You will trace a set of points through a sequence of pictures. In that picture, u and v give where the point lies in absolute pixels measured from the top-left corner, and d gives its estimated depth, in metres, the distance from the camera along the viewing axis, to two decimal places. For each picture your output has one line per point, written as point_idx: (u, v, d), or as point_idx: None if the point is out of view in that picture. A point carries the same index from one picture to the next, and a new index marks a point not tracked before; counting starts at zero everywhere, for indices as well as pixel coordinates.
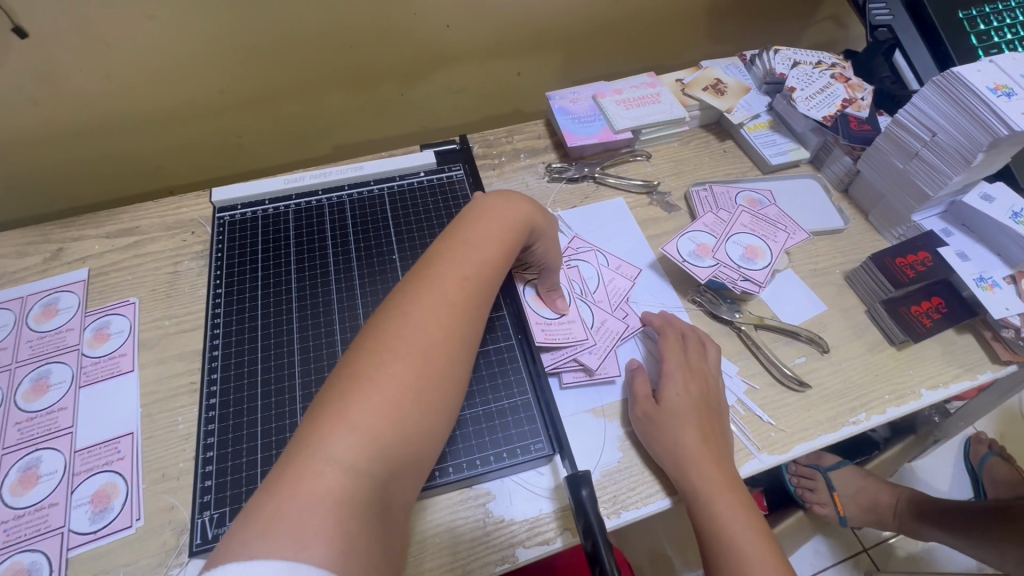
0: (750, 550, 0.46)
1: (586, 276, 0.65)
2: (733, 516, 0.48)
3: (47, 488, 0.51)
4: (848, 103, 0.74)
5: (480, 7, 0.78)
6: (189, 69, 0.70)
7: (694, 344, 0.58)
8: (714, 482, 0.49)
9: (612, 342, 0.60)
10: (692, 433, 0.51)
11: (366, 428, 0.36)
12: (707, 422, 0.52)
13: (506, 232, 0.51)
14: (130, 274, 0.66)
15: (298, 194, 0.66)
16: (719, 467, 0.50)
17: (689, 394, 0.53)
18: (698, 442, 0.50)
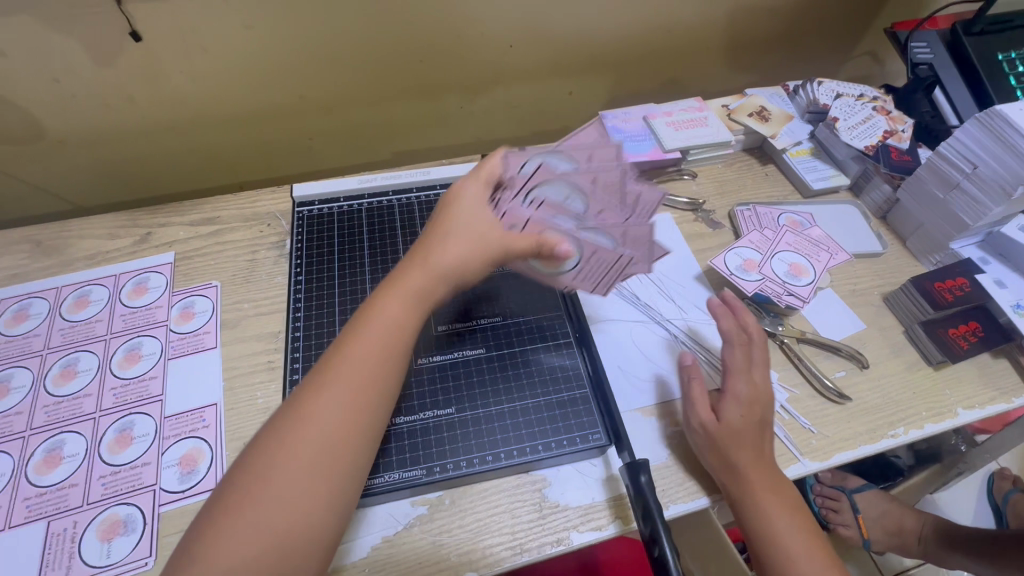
0: (796, 555, 0.50)
1: (564, 193, 0.55)
2: (787, 522, 0.51)
3: (140, 449, 0.55)
4: (890, 134, 0.77)
5: (542, 29, 0.84)
6: (275, 74, 0.77)
7: (742, 352, 0.58)
8: (768, 490, 0.52)
9: (646, 243, 0.56)
10: (750, 450, 0.52)
11: (221, 561, 0.38)
12: (761, 435, 0.54)
13: (390, 309, 0.49)
14: (212, 260, 0.71)
15: (371, 193, 0.71)
16: (774, 477, 0.52)
17: (745, 410, 0.54)
18: (755, 457, 0.52)
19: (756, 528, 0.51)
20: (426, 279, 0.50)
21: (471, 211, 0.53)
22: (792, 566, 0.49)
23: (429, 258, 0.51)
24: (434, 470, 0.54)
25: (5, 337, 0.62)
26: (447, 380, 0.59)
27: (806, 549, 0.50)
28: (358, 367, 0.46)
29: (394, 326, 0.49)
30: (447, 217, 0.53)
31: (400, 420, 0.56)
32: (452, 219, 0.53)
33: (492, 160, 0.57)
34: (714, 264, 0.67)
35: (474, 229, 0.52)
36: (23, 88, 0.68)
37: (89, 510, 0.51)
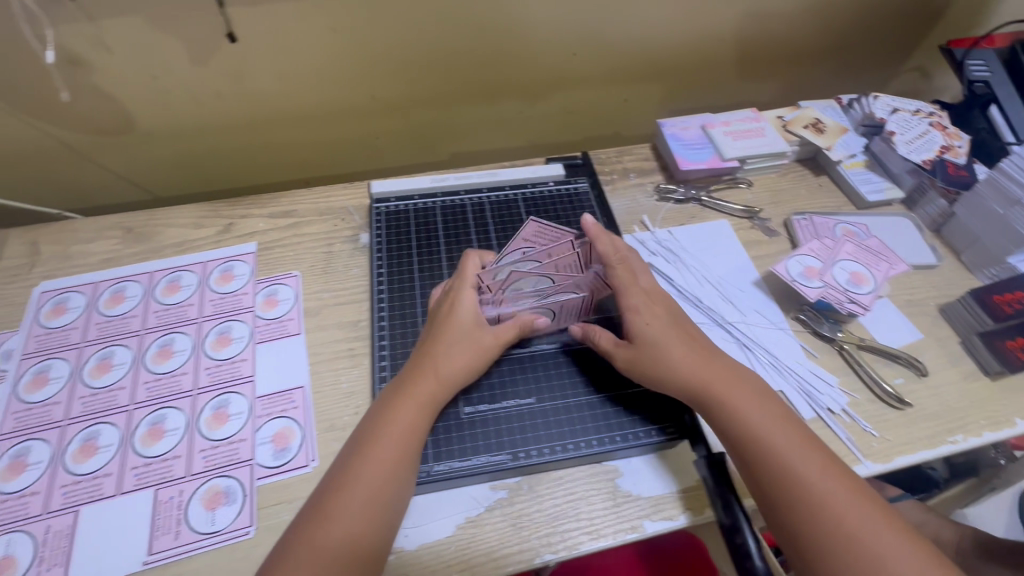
0: (872, 544, 0.46)
1: (531, 282, 0.61)
2: (749, 403, 0.55)
3: (236, 426, 0.59)
4: (946, 150, 0.79)
5: (605, 39, 0.86)
6: (352, 76, 0.80)
7: (624, 269, 0.61)
8: (813, 469, 0.50)
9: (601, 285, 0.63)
10: (677, 350, 0.58)
11: None
12: (684, 337, 0.59)
13: (405, 414, 0.54)
14: (291, 251, 0.74)
15: (444, 192, 0.74)
16: (722, 371, 0.57)
17: (660, 322, 0.60)
18: (685, 353, 0.58)
19: (721, 421, 0.54)
20: (435, 388, 0.56)
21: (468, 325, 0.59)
22: (764, 439, 0.52)
23: (435, 367, 0.56)
24: (519, 455, 0.57)
25: (105, 317, 0.66)
26: (527, 372, 0.62)
27: (775, 425, 0.53)
28: (384, 466, 0.51)
29: (411, 432, 0.53)
30: (443, 329, 0.58)
31: (467, 409, 0.59)
32: (450, 333, 0.58)
33: (466, 267, 0.62)
34: (777, 269, 0.69)
35: (474, 343, 0.58)
36: (124, 84, 0.72)
37: (193, 481, 0.55)
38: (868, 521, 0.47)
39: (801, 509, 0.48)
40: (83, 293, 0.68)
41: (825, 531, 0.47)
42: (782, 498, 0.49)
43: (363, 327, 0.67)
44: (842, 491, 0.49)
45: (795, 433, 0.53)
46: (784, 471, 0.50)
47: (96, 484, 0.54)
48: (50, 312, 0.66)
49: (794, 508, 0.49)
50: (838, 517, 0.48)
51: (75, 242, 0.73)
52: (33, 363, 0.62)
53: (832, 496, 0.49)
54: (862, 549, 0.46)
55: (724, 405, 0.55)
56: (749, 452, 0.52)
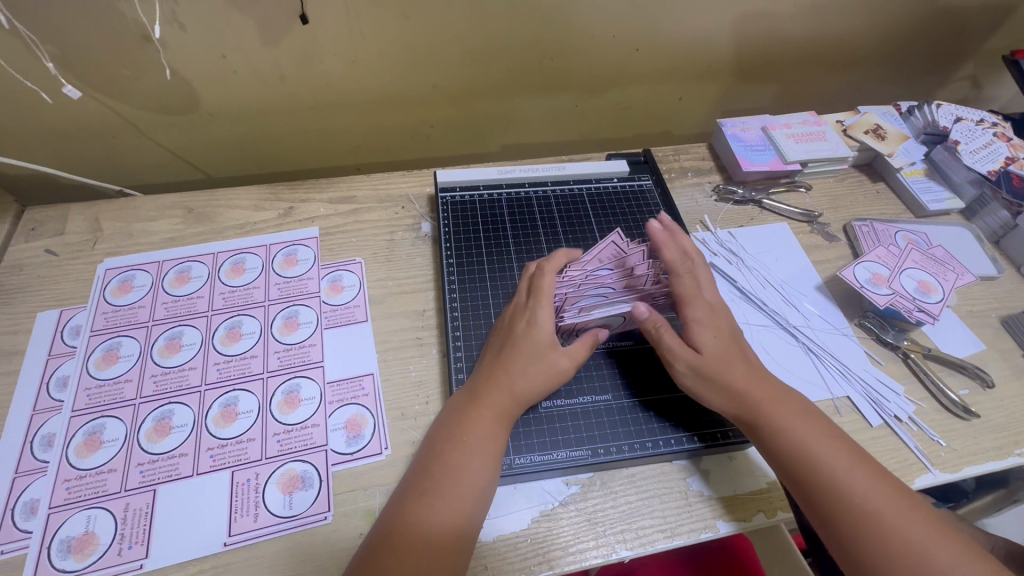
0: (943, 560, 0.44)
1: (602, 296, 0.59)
2: (810, 431, 0.51)
3: (308, 411, 0.58)
4: (1012, 161, 0.78)
5: (669, 36, 0.86)
6: (417, 63, 0.80)
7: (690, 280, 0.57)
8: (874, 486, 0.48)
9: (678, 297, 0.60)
10: (734, 368, 0.55)
11: None
12: (739, 353, 0.57)
13: (480, 431, 0.51)
14: (353, 237, 0.74)
15: (508, 184, 0.74)
16: (777, 396, 0.54)
17: (716, 336, 0.56)
18: (738, 369, 0.55)
19: (778, 449, 0.51)
20: (507, 403, 0.53)
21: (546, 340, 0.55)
22: (826, 471, 0.49)
23: (506, 381, 0.53)
24: (600, 451, 0.57)
25: (171, 297, 0.66)
26: (602, 368, 0.62)
27: (839, 456, 0.50)
28: (465, 484, 0.48)
29: (487, 452, 0.50)
30: (518, 340, 0.55)
31: (544, 404, 0.59)
32: (524, 346, 0.55)
33: (545, 280, 0.57)
34: (845, 274, 0.69)
35: (551, 360, 0.55)
36: (193, 62, 0.72)
37: (268, 464, 0.55)
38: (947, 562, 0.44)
39: (871, 546, 0.45)
40: (148, 272, 0.68)
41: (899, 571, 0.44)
42: (849, 533, 0.46)
43: (430, 316, 0.67)
44: (916, 528, 0.46)
45: (862, 465, 0.49)
46: (849, 505, 0.47)
47: (172, 464, 0.54)
48: (116, 290, 0.66)
49: (862, 544, 0.46)
50: (912, 556, 0.44)
51: (137, 220, 0.73)
52: (101, 340, 0.62)
53: (905, 534, 0.45)
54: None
55: (780, 431, 0.52)
56: (810, 483, 0.49)
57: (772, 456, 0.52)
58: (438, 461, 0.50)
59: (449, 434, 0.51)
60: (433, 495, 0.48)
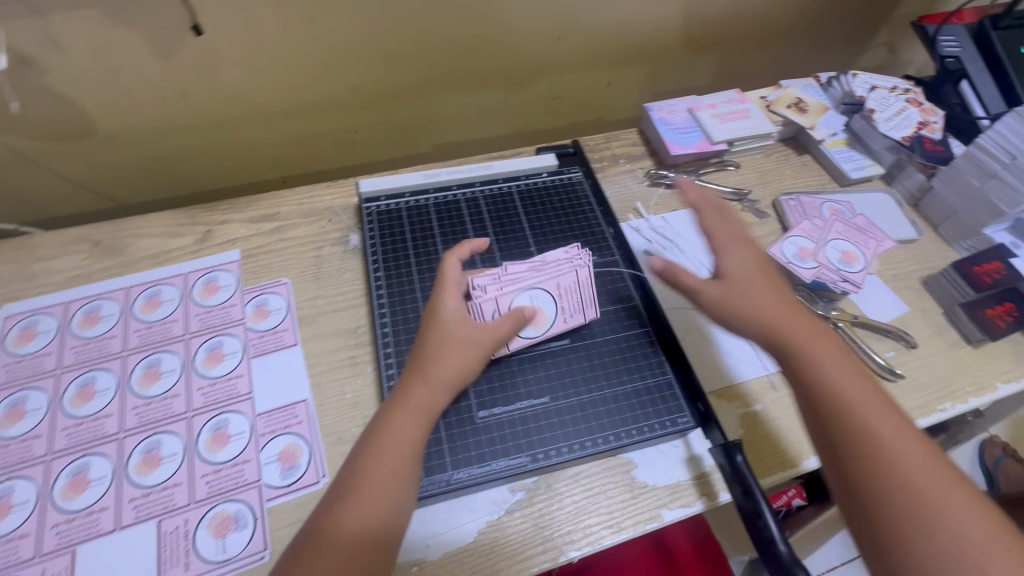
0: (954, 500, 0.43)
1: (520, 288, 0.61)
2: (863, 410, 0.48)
3: (238, 447, 0.56)
4: (923, 126, 0.81)
5: (589, 22, 0.85)
6: (329, 68, 0.76)
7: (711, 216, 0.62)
8: (883, 420, 0.47)
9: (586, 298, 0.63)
10: (758, 289, 0.56)
11: None
12: (771, 282, 0.57)
13: (403, 422, 0.49)
14: (278, 257, 0.71)
15: (435, 189, 0.72)
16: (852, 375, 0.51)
17: (733, 299, 0.56)
18: (776, 303, 0.55)
19: (808, 382, 0.51)
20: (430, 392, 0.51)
21: (464, 342, 0.53)
22: (879, 454, 0.46)
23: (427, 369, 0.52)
24: (539, 456, 0.56)
25: (80, 340, 0.62)
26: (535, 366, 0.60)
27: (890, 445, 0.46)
28: (382, 500, 0.46)
29: (406, 463, 0.48)
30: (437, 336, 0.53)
31: (481, 414, 0.57)
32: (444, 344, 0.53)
33: (448, 270, 0.57)
34: (772, 254, 0.71)
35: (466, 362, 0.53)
36: (80, 84, 0.66)
37: (198, 508, 0.52)
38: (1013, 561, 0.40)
39: (919, 535, 0.42)
40: (53, 315, 0.63)
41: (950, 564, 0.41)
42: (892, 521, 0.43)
43: (363, 333, 0.65)
44: (932, 469, 0.45)
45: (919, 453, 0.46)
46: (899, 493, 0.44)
47: (91, 520, 0.51)
48: (17, 338, 0.61)
49: (914, 534, 0.42)
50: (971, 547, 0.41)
51: (38, 259, 0.68)
52: (5, 394, 0.58)
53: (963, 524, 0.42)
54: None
55: (811, 365, 0.51)
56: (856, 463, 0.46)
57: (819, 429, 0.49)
58: (356, 474, 0.47)
59: (366, 444, 0.49)
60: (348, 511, 0.45)
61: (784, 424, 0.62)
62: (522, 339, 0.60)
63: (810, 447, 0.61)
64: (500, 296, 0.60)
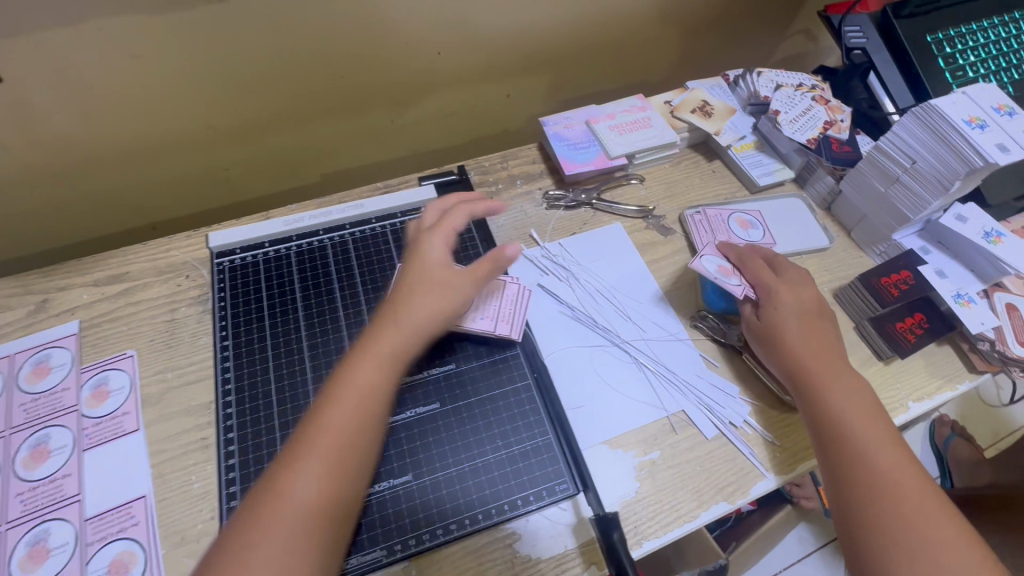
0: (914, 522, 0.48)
1: None
2: (882, 452, 0.52)
3: (59, 562, 0.49)
4: (829, 125, 0.77)
5: (470, 34, 0.77)
6: (175, 104, 0.68)
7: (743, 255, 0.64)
8: (885, 449, 0.52)
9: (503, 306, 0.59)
10: (793, 332, 0.59)
11: None
12: (808, 321, 0.60)
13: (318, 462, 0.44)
14: (124, 325, 0.63)
15: (298, 235, 0.65)
16: (867, 417, 0.53)
17: (795, 344, 0.58)
18: (803, 340, 0.58)
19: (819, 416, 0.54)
20: (354, 427, 0.46)
21: (394, 359, 0.50)
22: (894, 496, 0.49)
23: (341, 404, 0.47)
24: (396, 548, 0.49)
25: None
26: (399, 435, 0.54)
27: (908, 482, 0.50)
28: None
29: (288, 538, 0.41)
30: (368, 337, 0.51)
31: None
32: (363, 363, 0.49)
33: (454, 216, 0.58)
34: (698, 266, 0.62)
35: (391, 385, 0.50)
36: None
37: None
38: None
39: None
40: None
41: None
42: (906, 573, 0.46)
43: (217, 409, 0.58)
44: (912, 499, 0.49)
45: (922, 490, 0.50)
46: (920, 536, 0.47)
47: None
48: None
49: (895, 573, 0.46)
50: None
51: None
52: None
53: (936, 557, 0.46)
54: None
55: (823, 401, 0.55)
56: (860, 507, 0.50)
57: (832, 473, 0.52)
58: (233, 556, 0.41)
59: (248, 515, 0.42)
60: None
61: (683, 471, 0.57)
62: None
63: (709, 497, 0.56)
64: None
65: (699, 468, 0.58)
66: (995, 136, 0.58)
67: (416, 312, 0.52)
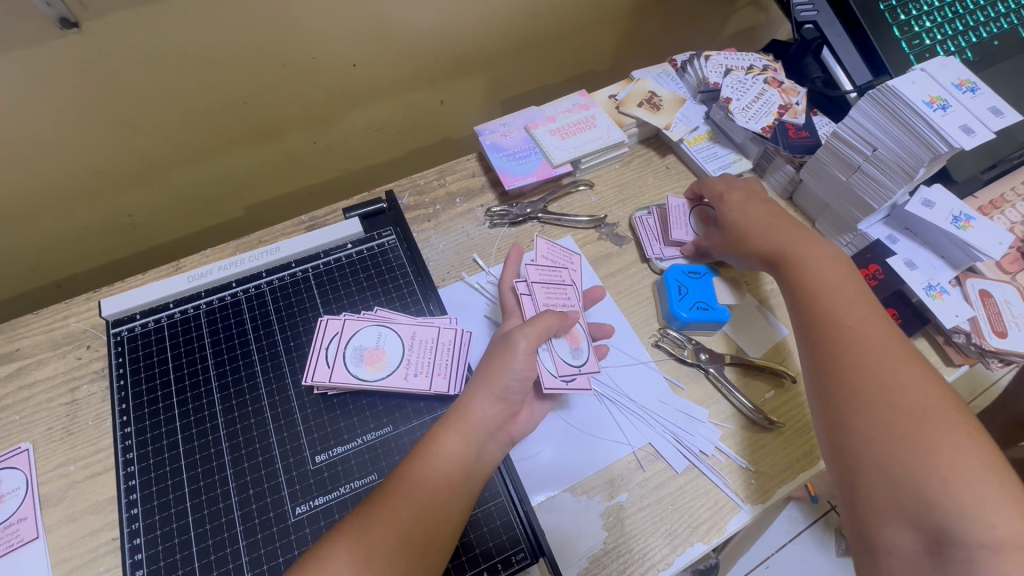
0: (902, 422, 0.44)
1: (371, 337, 0.53)
2: (856, 317, 0.51)
3: None
4: (784, 110, 0.71)
5: (385, 40, 0.70)
6: (48, 149, 0.60)
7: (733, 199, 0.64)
8: (873, 349, 0.48)
9: (442, 355, 0.53)
10: (759, 236, 0.60)
11: None
12: (777, 221, 0.61)
13: (404, 506, 0.43)
14: (17, 413, 0.55)
15: (207, 290, 0.58)
16: (846, 279, 0.54)
17: (757, 224, 0.61)
18: (785, 238, 0.58)
19: (810, 322, 0.53)
20: (445, 491, 0.45)
21: (480, 428, 0.47)
22: (858, 347, 0.49)
23: (428, 473, 0.45)
24: None
25: None
26: (301, 526, 0.46)
27: (877, 338, 0.49)
28: None
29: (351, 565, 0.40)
30: (465, 408, 0.48)
31: None
32: (449, 434, 0.47)
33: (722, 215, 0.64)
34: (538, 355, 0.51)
35: (484, 461, 0.47)
36: None
37: None
38: (937, 431, 0.43)
39: (867, 426, 0.45)
40: None
41: (887, 440, 0.44)
42: (861, 413, 0.46)
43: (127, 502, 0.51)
44: (913, 394, 0.45)
45: (891, 344, 0.48)
46: (880, 379, 0.46)
47: None
48: None
49: (851, 413, 0.46)
50: (906, 421, 0.44)
51: None
52: None
53: (901, 399, 0.45)
54: (912, 463, 0.42)
55: (818, 309, 0.52)
56: (823, 358, 0.50)
57: (801, 333, 0.53)
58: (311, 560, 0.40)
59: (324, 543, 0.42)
60: None
61: (650, 514, 0.53)
62: (348, 369, 0.51)
63: (683, 540, 0.52)
64: (352, 318, 0.55)
65: (668, 508, 0.53)
66: (958, 117, 0.53)
67: (512, 373, 0.49)
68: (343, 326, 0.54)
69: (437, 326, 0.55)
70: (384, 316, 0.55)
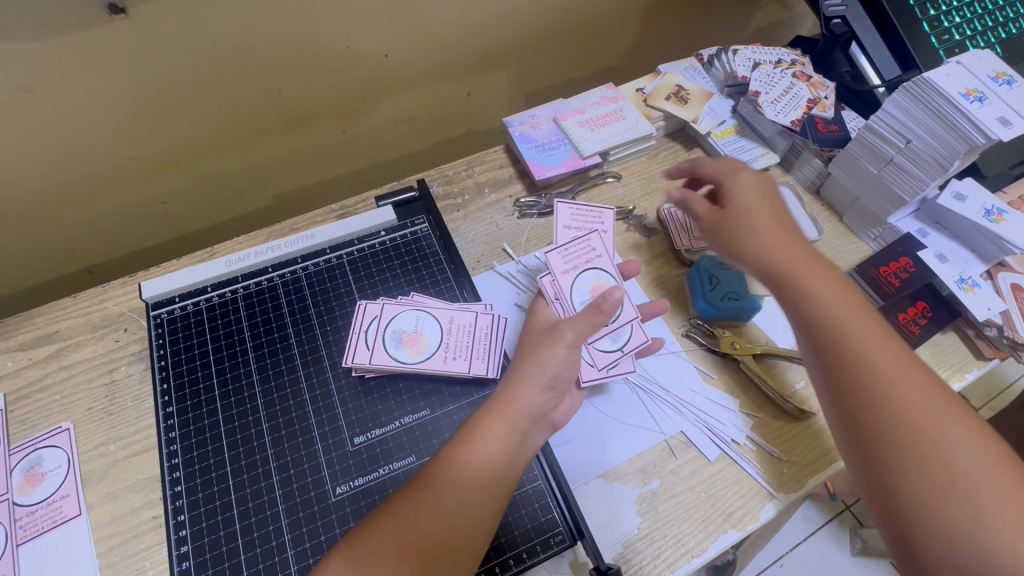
0: (955, 477, 0.37)
1: (407, 322, 0.54)
2: (879, 348, 0.42)
3: None
4: (813, 104, 0.71)
5: (417, 32, 0.70)
6: (88, 135, 0.61)
7: (738, 185, 0.52)
8: (914, 384, 0.40)
9: (481, 340, 0.54)
10: (746, 234, 0.49)
11: None
12: (773, 211, 0.50)
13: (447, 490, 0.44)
14: (57, 394, 0.56)
15: (245, 275, 0.59)
16: (847, 300, 0.45)
17: (747, 229, 0.50)
18: (781, 241, 0.48)
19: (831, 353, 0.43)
20: (487, 475, 0.45)
21: (522, 413, 0.48)
22: (893, 383, 0.41)
23: (470, 456, 0.45)
24: None
25: None
26: (343, 505, 0.47)
27: (908, 369, 0.41)
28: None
29: (397, 543, 0.41)
30: (506, 395, 0.48)
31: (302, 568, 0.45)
32: (490, 418, 0.47)
33: (737, 197, 0.52)
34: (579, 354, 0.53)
35: (525, 445, 0.48)
36: None
37: None
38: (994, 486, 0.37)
39: (917, 482, 0.38)
40: None
41: (940, 499, 0.37)
42: (897, 465, 0.39)
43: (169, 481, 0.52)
44: (966, 439, 0.38)
45: (920, 374, 0.41)
46: (926, 426, 0.39)
47: None
48: None
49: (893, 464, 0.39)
50: (959, 474, 0.37)
51: None
52: None
53: (948, 445, 0.38)
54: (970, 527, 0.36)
55: (841, 339, 0.43)
56: (852, 402, 0.42)
57: (822, 370, 0.44)
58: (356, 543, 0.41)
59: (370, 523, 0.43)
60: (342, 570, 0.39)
61: (684, 501, 0.53)
62: (387, 352, 0.52)
63: (718, 527, 0.52)
64: (390, 303, 0.55)
65: (702, 494, 0.53)
66: (996, 109, 0.53)
67: (556, 361, 0.49)
68: (381, 311, 0.55)
69: (475, 310, 0.55)
70: (420, 301, 0.56)
